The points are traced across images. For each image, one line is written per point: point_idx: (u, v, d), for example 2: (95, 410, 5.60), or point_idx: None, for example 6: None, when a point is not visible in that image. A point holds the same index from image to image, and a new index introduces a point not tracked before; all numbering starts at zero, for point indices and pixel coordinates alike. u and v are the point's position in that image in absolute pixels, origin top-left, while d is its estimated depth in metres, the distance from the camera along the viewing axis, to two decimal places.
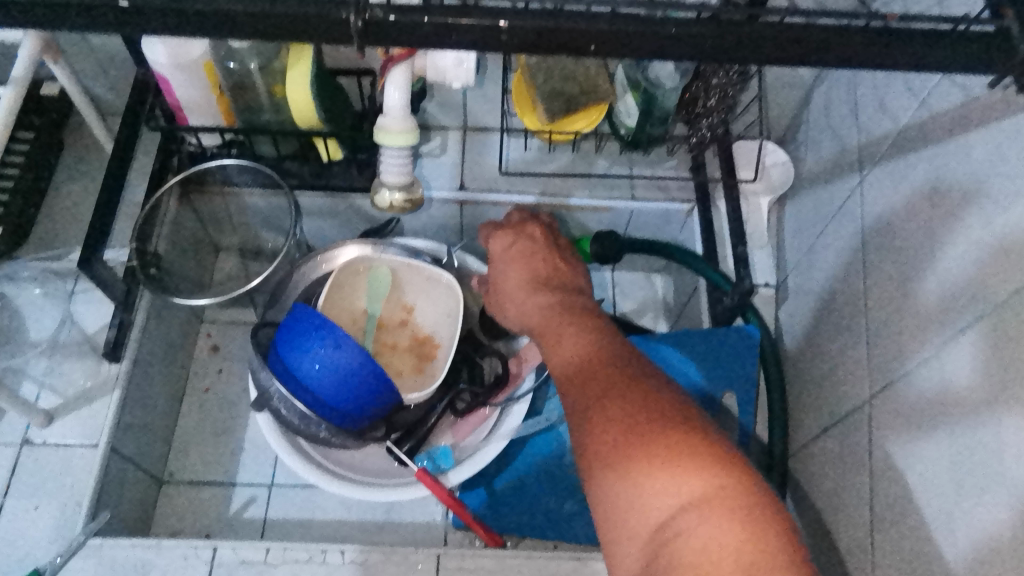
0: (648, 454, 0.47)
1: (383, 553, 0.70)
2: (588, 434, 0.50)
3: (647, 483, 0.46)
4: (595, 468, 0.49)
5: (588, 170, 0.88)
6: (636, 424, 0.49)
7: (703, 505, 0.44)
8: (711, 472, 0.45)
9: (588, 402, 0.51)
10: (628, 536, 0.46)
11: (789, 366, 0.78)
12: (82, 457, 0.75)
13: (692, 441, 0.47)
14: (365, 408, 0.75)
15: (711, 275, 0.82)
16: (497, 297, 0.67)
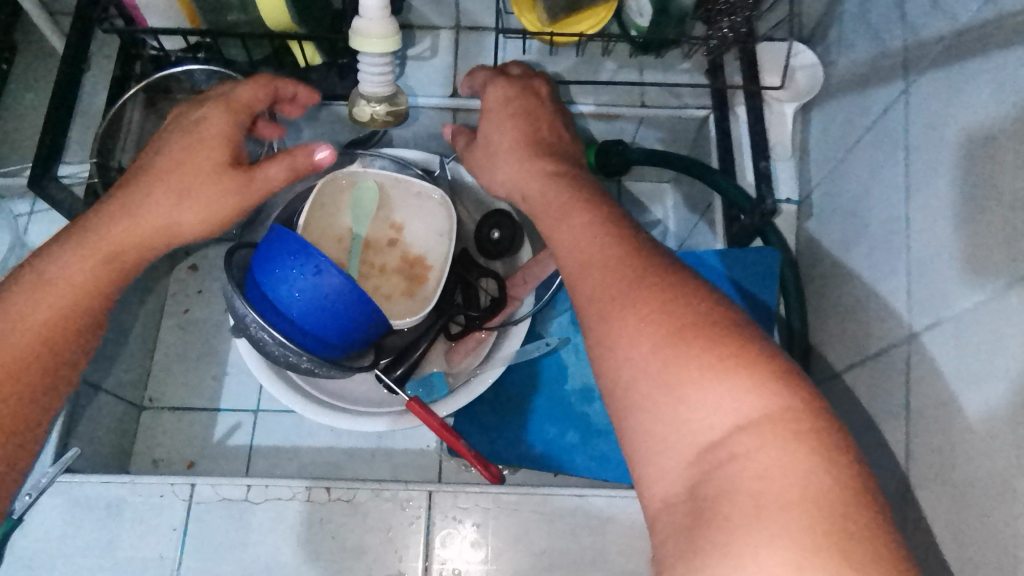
0: (695, 364, 0.42)
1: (372, 489, 0.66)
2: (623, 338, 0.45)
3: (695, 397, 0.41)
4: (630, 378, 0.44)
5: (594, 75, 0.79)
6: (681, 330, 0.43)
7: (762, 426, 0.39)
8: (771, 389, 0.41)
9: (620, 301, 0.46)
10: (668, 456, 0.41)
11: (811, 290, 0.72)
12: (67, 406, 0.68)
13: (748, 352, 0.42)
14: (350, 336, 0.70)
15: (728, 190, 0.73)
16: (489, 150, 0.63)
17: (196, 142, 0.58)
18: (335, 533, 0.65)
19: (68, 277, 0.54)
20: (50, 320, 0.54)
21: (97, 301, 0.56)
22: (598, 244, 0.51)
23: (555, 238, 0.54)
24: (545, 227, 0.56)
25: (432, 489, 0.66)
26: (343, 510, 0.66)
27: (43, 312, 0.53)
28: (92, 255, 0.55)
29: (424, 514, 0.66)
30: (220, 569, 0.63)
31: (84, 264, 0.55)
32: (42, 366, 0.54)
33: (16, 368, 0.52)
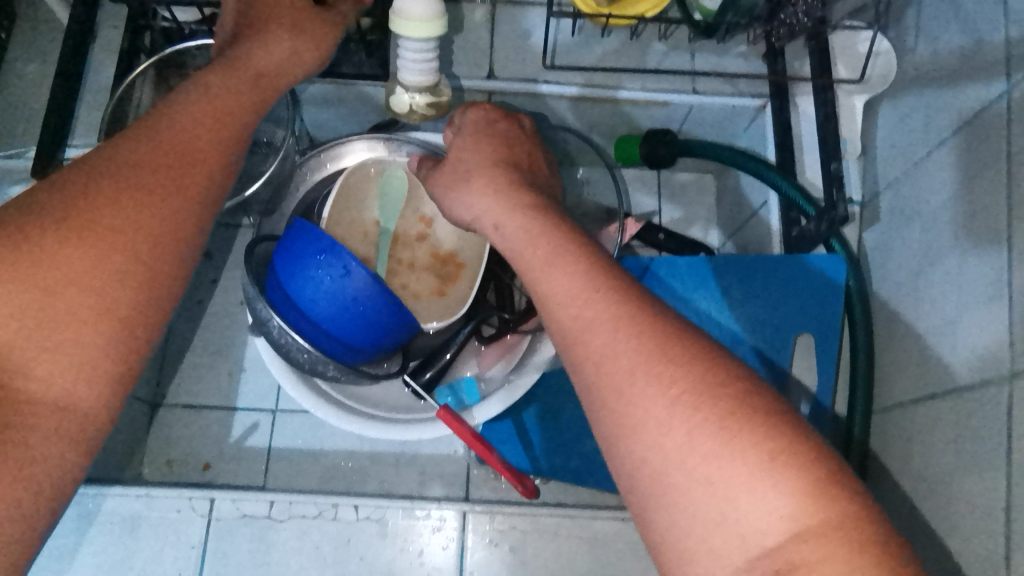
0: (741, 458, 0.35)
1: (404, 510, 0.63)
2: (648, 421, 0.37)
3: (742, 495, 0.34)
4: (661, 467, 0.37)
5: (641, 60, 0.72)
6: (721, 417, 0.36)
7: (824, 534, 0.33)
8: (829, 491, 0.34)
9: (642, 377, 0.38)
10: (710, 560, 0.35)
11: (877, 299, 0.67)
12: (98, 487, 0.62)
13: (796, 445, 0.35)
14: (378, 340, 0.65)
15: (787, 191, 0.68)
16: (463, 179, 0.54)
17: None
18: (363, 554, 0.62)
19: (192, 125, 0.46)
20: (179, 168, 0.44)
21: (229, 155, 0.47)
22: (599, 300, 0.42)
23: (544, 293, 0.44)
24: (531, 273, 0.46)
25: (465, 508, 0.63)
26: (372, 529, 0.62)
27: (178, 160, 0.44)
28: (213, 108, 0.47)
29: (458, 535, 0.63)
30: None
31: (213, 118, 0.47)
32: (185, 228, 0.43)
33: (154, 220, 0.42)
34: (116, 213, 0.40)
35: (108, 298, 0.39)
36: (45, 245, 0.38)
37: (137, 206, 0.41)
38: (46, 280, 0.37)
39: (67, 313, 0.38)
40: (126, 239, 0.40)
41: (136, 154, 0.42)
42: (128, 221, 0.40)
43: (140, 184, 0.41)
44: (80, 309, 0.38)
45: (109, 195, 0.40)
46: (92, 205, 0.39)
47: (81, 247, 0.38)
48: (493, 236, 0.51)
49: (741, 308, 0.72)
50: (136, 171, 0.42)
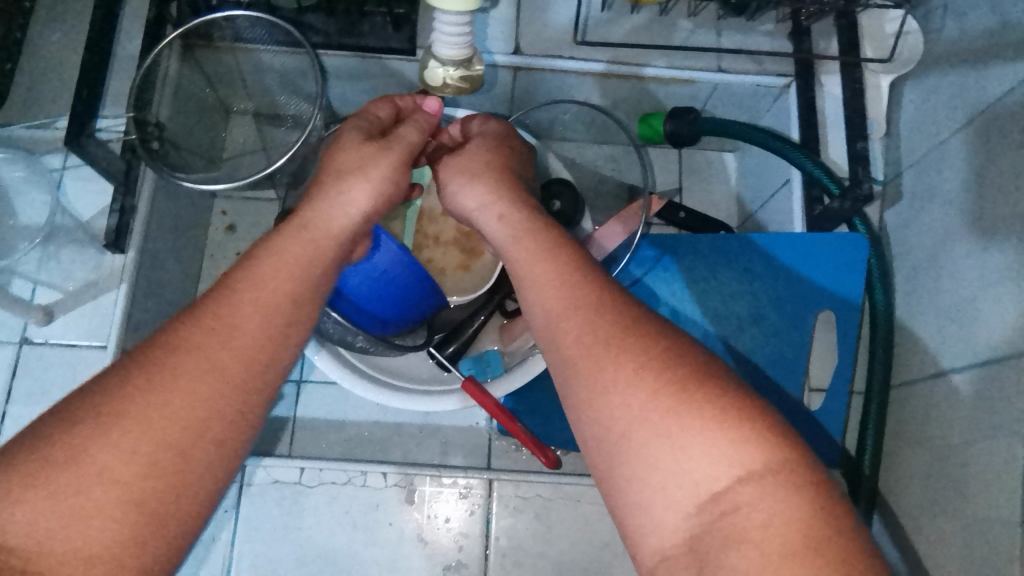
0: (700, 414, 0.36)
1: (432, 478, 0.65)
2: (616, 384, 0.38)
3: (695, 445, 0.36)
4: (624, 424, 0.37)
5: (666, 38, 0.73)
6: (681, 378, 0.37)
7: (769, 478, 0.35)
8: (774, 441, 0.36)
9: (617, 343, 0.39)
10: (663, 507, 0.36)
11: (899, 279, 0.68)
12: (259, 474, 0.64)
13: (748, 405, 0.37)
14: (406, 313, 0.67)
15: (811, 169, 0.69)
16: (466, 170, 0.55)
17: (354, 148, 0.53)
18: (392, 520, 0.64)
19: (242, 292, 0.41)
20: (222, 332, 0.39)
21: (299, 318, 0.43)
22: (576, 280, 0.43)
23: (526, 273, 0.45)
24: (514, 262, 0.47)
25: (490, 476, 0.65)
26: (400, 495, 0.65)
27: (220, 342, 0.39)
28: (269, 265, 0.43)
29: (483, 502, 0.65)
30: (277, 550, 0.63)
31: (272, 279, 0.42)
32: (228, 416, 0.38)
33: (190, 398, 0.37)
34: (141, 410, 0.36)
35: (127, 502, 0.34)
36: (62, 453, 0.34)
37: (166, 398, 0.36)
38: (52, 492, 0.33)
39: (64, 527, 0.33)
40: (153, 438, 0.35)
41: (175, 343, 0.38)
42: (153, 420, 0.36)
43: (183, 365, 0.37)
44: (82, 520, 0.33)
45: (141, 389, 0.36)
46: (118, 407, 0.35)
47: (102, 453, 0.34)
48: (488, 222, 0.52)
49: (765, 284, 0.73)
50: (172, 361, 0.37)
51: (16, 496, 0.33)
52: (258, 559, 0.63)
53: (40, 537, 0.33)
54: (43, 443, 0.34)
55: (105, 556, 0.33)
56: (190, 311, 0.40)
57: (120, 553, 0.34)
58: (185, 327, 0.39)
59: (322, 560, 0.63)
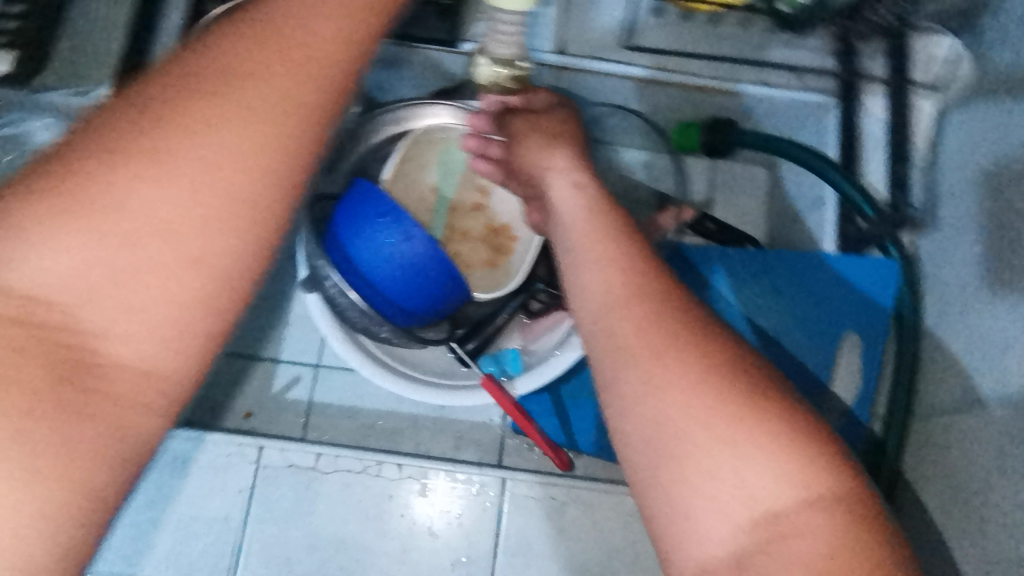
0: (770, 430, 0.36)
1: (446, 472, 0.65)
2: (682, 384, 0.38)
3: (760, 461, 0.36)
4: (684, 425, 0.37)
5: (709, 47, 0.72)
6: (751, 391, 0.38)
7: (828, 504, 0.35)
8: (835, 469, 0.37)
9: (686, 339, 0.39)
10: (714, 516, 0.36)
11: (933, 309, 0.66)
12: (210, 448, 0.64)
13: (813, 432, 0.37)
14: (431, 307, 0.67)
15: (848, 191, 0.68)
16: (550, 137, 0.56)
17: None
18: (403, 512, 0.64)
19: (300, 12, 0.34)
20: (277, 62, 0.33)
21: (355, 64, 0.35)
22: (643, 270, 0.42)
23: (591, 251, 0.44)
24: (578, 242, 0.46)
25: (505, 475, 0.65)
26: (414, 488, 0.65)
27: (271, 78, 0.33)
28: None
29: (496, 501, 0.65)
30: (288, 534, 0.63)
31: (325, 21, 0.34)
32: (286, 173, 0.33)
33: (245, 130, 0.32)
34: (181, 151, 0.31)
35: (183, 265, 0.31)
36: (99, 200, 0.30)
37: (221, 129, 0.32)
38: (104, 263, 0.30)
39: (107, 286, 0.30)
40: (202, 183, 0.31)
41: (212, 70, 0.32)
42: (206, 157, 0.32)
43: (235, 91, 0.32)
44: (129, 279, 0.31)
45: (178, 116, 0.31)
46: (167, 137, 0.31)
47: (137, 199, 0.31)
48: (559, 187, 0.52)
49: (793, 304, 0.72)
50: (212, 102, 0.32)
51: (45, 239, 0.30)
52: (269, 542, 0.63)
53: (82, 290, 0.30)
54: (69, 183, 0.30)
55: (161, 314, 0.31)
56: (218, 42, 0.33)
57: (175, 312, 0.31)
58: (219, 61, 0.32)
59: (332, 547, 0.63)
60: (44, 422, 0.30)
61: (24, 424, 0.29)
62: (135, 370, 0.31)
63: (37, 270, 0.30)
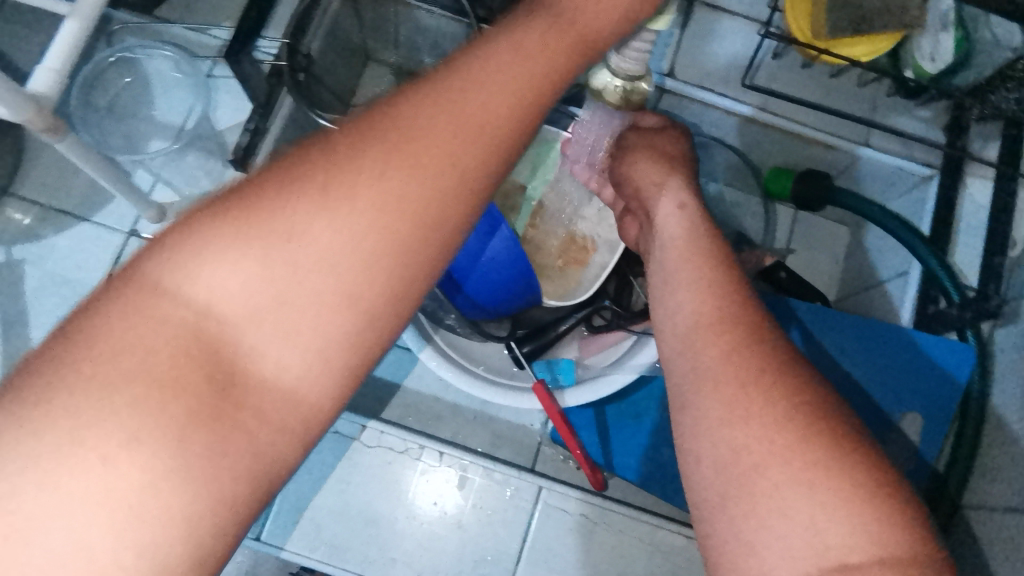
0: (851, 477, 0.34)
1: (484, 470, 0.65)
2: (763, 416, 0.37)
3: (838, 508, 0.34)
4: (759, 458, 0.36)
5: (819, 95, 0.72)
6: (835, 434, 0.36)
7: (907, 569, 0.33)
8: (918, 535, 0.34)
9: (773, 373, 0.38)
10: (779, 556, 0.34)
11: (999, 404, 0.64)
12: (358, 443, 0.65)
13: (899, 493, 0.35)
14: (501, 304, 0.68)
15: (934, 266, 0.68)
16: (659, 153, 0.58)
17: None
18: (436, 501, 0.64)
19: (495, 68, 0.35)
20: (466, 118, 0.33)
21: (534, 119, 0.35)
22: (738, 305, 0.42)
23: (682, 275, 0.45)
24: (675, 266, 0.47)
25: (542, 484, 0.65)
26: (449, 478, 0.65)
27: (454, 129, 0.33)
28: (507, 56, 0.35)
29: (528, 508, 0.65)
30: (322, 499, 0.64)
31: (517, 74, 0.35)
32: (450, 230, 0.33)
33: (425, 175, 0.32)
34: (362, 186, 0.31)
35: (338, 306, 0.31)
36: (276, 228, 0.30)
37: (404, 171, 0.32)
38: (266, 287, 0.30)
39: (268, 310, 0.30)
40: (374, 224, 0.31)
41: (404, 118, 0.33)
42: (382, 193, 0.31)
43: (420, 137, 0.32)
44: (289, 310, 0.30)
45: (364, 155, 0.32)
46: (348, 175, 0.31)
47: (313, 231, 0.30)
48: (665, 206, 0.53)
49: (860, 370, 0.69)
50: (401, 142, 0.32)
51: (216, 259, 0.30)
52: (301, 502, 0.64)
53: (245, 311, 0.30)
54: (248, 213, 0.30)
55: (316, 346, 0.30)
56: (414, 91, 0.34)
57: (327, 347, 0.31)
58: (412, 105, 0.33)
59: (363, 519, 0.64)
60: (196, 442, 0.28)
61: (161, 450, 0.28)
62: (278, 406, 0.30)
63: (206, 284, 0.30)
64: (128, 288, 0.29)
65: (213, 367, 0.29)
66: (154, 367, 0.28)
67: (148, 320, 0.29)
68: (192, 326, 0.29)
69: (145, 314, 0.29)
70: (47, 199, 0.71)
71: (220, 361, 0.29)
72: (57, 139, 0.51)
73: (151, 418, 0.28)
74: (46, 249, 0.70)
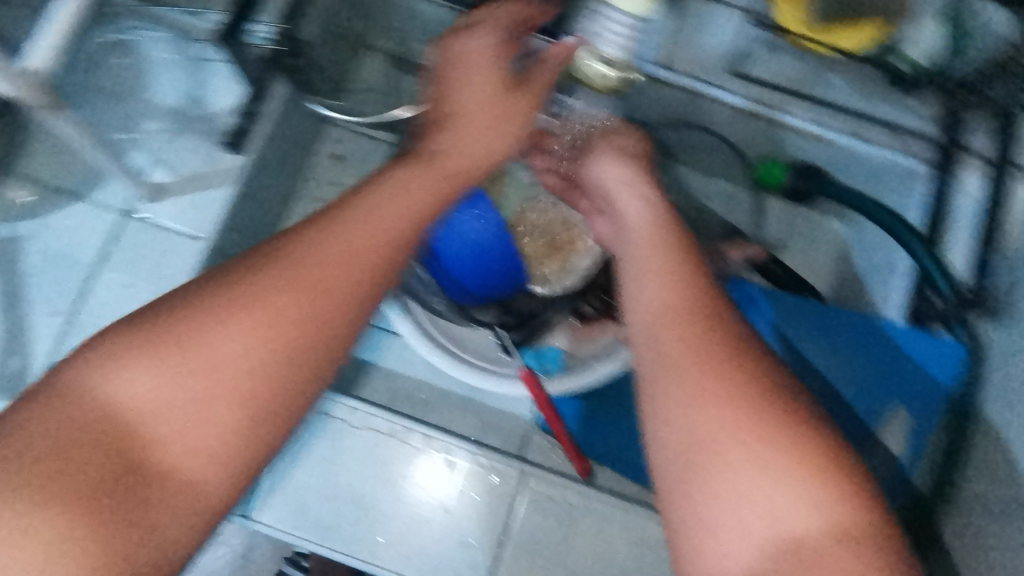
0: (796, 451, 0.39)
1: (469, 453, 0.66)
2: (718, 399, 0.41)
3: (787, 484, 0.39)
4: (717, 440, 0.40)
5: (815, 89, 0.71)
6: (783, 414, 0.41)
7: (848, 536, 0.37)
8: (857, 504, 0.39)
9: (731, 361, 0.42)
10: (737, 529, 0.38)
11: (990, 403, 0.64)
12: (337, 422, 0.66)
13: (839, 462, 0.40)
14: (487, 293, 0.72)
15: (928, 264, 0.67)
16: (621, 154, 0.62)
17: (479, 70, 0.60)
18: (421, 483, 0.65)
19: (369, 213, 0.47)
20: (348, 242, 0.45)
21: (408, 239, 0.48)
22: (696, 298, 0.46)
23: (650, 269, 0.49)
24: (639, 261, 0.51)
25: (524, 469, 0.65)
26: (434, 461, 0.65)
27: (318, 275, 0.44)
28: (363, 215, 0.47)
29: (512, 493, 0.65)
30: (311, 480, 0.64)
31: (397, 203, 0.49)
32: (319, 339, 0.43)
33: (294, 307, 0.42)
34: (251, 313, 0.42)
35: (223, 438, 0.40)
36: (180, 338, 0.40)
37: (277, 298, 0.42)
38: (168, 383, 0.40)
39: (177, 401, 0.40)
40: (252, 345, 0.41)
41: (271, 274, 0.43)
42: (241, 365, 0.41)
43: (296, 273, 0.43)
44: (182, 431, 0.40)
45: (254, 282, 0.42)
46: (237, 301, 0.42)
47: (214, 340, 0.41)
48: (628, 203, 0.57)
49: (850, 365, 0.70)
50: (282, 268, 0.43)
51: (133, 364, 0.40)
52: (289, 481, 0.64)
53: (154, 415, 0.39)
54: (156, 333, 0.41)
55: (207, 451, 0.40)
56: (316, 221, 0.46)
57: (219, 446, 0.40)
58: (284, 254, 0.44)
59: (349, 501, 0.64)
60: (105, 512, 0.38)
61: (68, 536, 0.37)
62: (179, 478, 0.40)
63: (124, 393, 0.39)
64: (56, 393, 0.39)
65: (134, 472, 0.39)
66: (63, 463, 0.38)
67: (74, 423, 0.39)
68: (112, 418, 0.39)
69: (63, 416, 0.39)
70: (46, 177, 0.72)
71: (122, 452, 0.39)
72: (55, 115, 0.56)
73: (59, 500, 0.37)
74: (45, 227, 0.71)
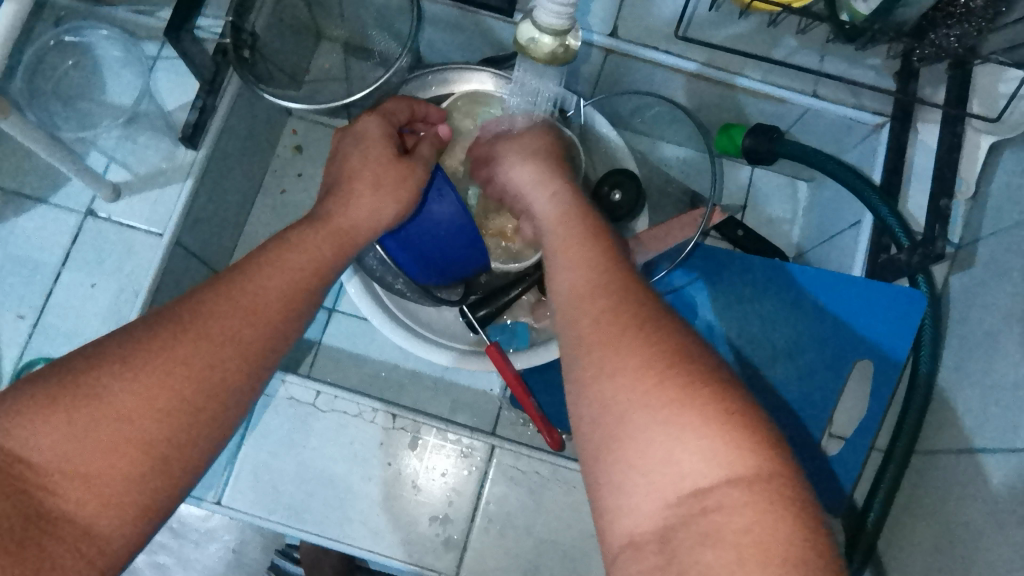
0: (698, 409, 0.36)
1: (437, 430, 0.67)
2: (624, 366, 0.38)
3: (690, 440, 0.35)
4: (623, 405, 0.37)
5: (768, 49, 0.70)
6: (685, 370, 0.37)
7: (757, 485, 0.34)
8: (766, 453, 0.35)
9: (633, 330, 0.39)
10: (644, 492, 0.35)
11: (951, 349, 0.65)
12: (297, 407, 0.66)
13: (748, 413, 0.36)
14: (453, 271, 0.66)
15: (886, 216, 0.66)
16: (529, 151, 0.58)
17: (371, 144, 0.58)
18: (390, 461, 0.66)
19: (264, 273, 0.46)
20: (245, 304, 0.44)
21: (310, 294, 0.47)
22: (603, 269, 0.43)
23: (561, 252, 0.46)
24: (554, 241, 0.48)
25: (494, 443, 0.66)
26: (402, 437, 0.66)
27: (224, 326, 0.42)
28: (253, 273, 0.45)
29: (480, 465, 0.66)
30: (279, 462, 0.65)
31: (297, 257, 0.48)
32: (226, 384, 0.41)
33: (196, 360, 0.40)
34: (150, 363, 0.39)
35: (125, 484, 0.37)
36: (77, 393, 0.37)
37: (179, 349, 0.40)
38: (70, 436, 0.37)
39: (74, 456, 0.36)
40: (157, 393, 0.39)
41: (171, 329, 0.41)
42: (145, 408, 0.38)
43: (195, 329, 0.41)
44: (88, 480, 0.37)
45: (155, 337, 0.40)
46: (138, 357, 0.39)
47: (114, 396, 0.38)
48: (538, 200, 0.54)
49: (812, 324, 0.72)
50: (185, 325, 0.41)
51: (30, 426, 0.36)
52: (259, 465, 0.65)
53: (48, 467, 0.36)
54: (54, 391, 0.37)
55: (111, 500, 0.37)
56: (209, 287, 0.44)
57: (123, 493, 0.37)
58: (184, 311, 0.42)
59: (321, 483, 0.65)
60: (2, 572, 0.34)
61: None
62: (82, 527, 0.36)
63: (17, 448, 0.36)
64: None
65: (29, 525, 0.36)
66: None
67: None
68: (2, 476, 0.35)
69: None
70: (8, 183, 0.73)
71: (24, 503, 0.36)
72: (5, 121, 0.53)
73: None
74: (9, 231, 0.72)
